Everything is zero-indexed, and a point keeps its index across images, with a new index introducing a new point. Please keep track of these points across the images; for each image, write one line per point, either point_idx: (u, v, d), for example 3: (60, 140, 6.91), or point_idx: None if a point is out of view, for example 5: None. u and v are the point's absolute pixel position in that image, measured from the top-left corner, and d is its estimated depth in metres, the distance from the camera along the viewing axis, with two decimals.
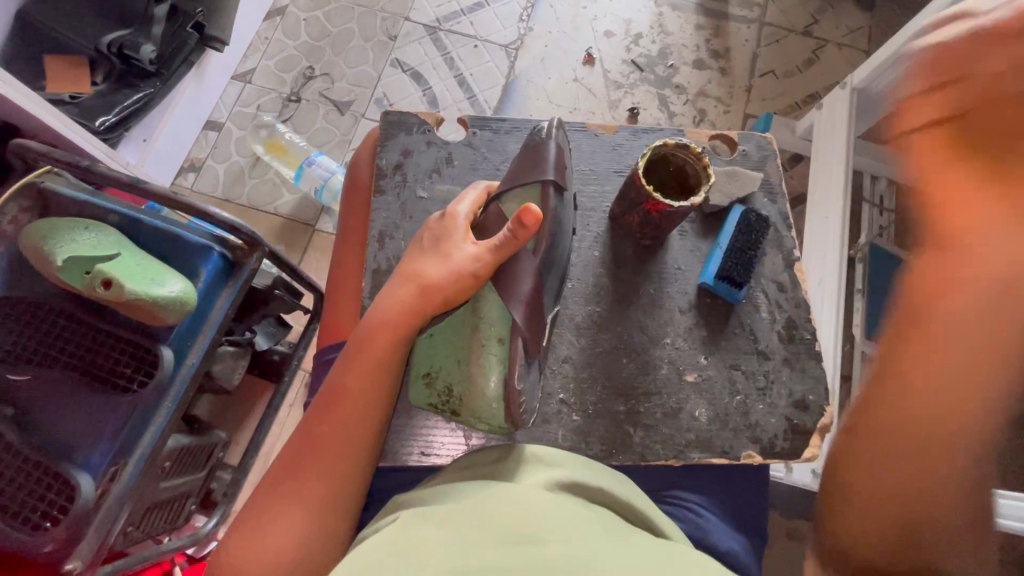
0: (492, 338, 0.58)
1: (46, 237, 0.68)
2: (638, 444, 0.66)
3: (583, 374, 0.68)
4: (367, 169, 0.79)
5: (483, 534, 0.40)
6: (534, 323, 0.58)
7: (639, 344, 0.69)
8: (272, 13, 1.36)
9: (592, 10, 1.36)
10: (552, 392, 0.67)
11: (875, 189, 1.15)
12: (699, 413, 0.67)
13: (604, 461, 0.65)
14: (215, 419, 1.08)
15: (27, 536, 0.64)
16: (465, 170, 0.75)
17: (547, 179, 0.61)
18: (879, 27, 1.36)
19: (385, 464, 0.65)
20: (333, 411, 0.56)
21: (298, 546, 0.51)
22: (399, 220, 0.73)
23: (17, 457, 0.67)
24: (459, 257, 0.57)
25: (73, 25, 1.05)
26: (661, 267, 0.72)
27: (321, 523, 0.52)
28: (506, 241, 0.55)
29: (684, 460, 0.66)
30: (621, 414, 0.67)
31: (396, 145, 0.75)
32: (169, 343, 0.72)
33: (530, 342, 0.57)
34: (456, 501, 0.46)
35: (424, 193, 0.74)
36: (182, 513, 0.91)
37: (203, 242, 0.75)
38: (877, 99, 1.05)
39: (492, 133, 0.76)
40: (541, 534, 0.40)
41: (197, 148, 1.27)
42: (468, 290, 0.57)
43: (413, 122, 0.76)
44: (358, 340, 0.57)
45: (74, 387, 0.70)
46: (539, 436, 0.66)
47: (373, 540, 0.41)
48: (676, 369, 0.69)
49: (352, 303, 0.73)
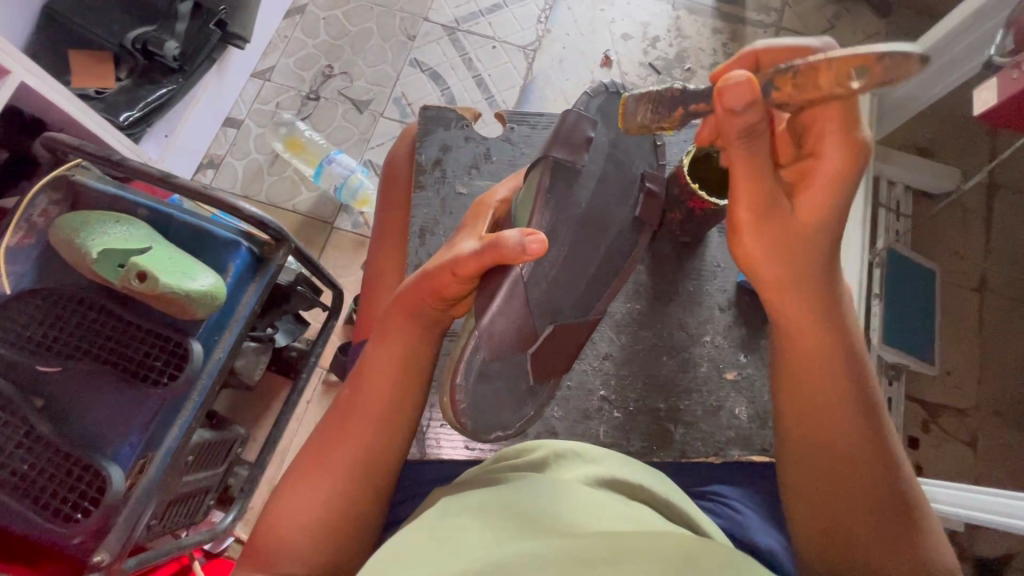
0: (464, 332, 0.51)
1: (78, 230, 0.69)
2: (678, 440, 0.66)
3: (624, 371, 0.69)
4: (405, 165, 0.80)
5: (528, 520, 0.41)
6: (502, 328, 0.49)
7: (679, 341, 0.70)
8: (291, 11, 1.37)
9: (610, 13, 1.37)
10: (592, 389, 0.68)
11: (891, 194, 1.13)
12: (739, 411, 0.68)
13: (645, 458, 0.65)
14: (233, 415, 1.08)
15: (59, 527, 0.64)
16: (503, 165, 0.77)
17: (546, 157, 0.53)
18: (896, 33, 1.35)
19: (424, 455, 0.66)
20: (364, 399, 0.54)
21: (323, 529, 0.50)
22: (438, 216, 0.74)
23: (47, 448, 0.67)
24: (458, 248, 0.51)
25: (100, 23, 1.04)
26: (700, 264, 0.73)
27: (346, 507, 0.51)
28: (485, 249, 0.46)
29: (724, 457, 0.66)
30: (661, 411, 0.67)
31: (435, 141, 0.77)
32: (198, 336, 0.73)
33: (491, 346, 0.50)
34: (496, 489, 0.46)
35: (463, 189, 0.75)
36: (202, 507, 0.91)
37: (231, 237, 0.76)
38: (898, 104, 1.04)
39: (531, 128, 0.79)
40: (579, 527, 0.40)
41: (217, 144, 1.28)
42: (454, 288, 0.50)
43: (451, 117, 0.78)
44: (386, 331, 0.55)
45: (104, 379, 0.70)
46: (580, 431, 0.67)
47: (418, 527, 0.42)
48: (716, 367, 0.69)
49: (388, 298, 0.72)
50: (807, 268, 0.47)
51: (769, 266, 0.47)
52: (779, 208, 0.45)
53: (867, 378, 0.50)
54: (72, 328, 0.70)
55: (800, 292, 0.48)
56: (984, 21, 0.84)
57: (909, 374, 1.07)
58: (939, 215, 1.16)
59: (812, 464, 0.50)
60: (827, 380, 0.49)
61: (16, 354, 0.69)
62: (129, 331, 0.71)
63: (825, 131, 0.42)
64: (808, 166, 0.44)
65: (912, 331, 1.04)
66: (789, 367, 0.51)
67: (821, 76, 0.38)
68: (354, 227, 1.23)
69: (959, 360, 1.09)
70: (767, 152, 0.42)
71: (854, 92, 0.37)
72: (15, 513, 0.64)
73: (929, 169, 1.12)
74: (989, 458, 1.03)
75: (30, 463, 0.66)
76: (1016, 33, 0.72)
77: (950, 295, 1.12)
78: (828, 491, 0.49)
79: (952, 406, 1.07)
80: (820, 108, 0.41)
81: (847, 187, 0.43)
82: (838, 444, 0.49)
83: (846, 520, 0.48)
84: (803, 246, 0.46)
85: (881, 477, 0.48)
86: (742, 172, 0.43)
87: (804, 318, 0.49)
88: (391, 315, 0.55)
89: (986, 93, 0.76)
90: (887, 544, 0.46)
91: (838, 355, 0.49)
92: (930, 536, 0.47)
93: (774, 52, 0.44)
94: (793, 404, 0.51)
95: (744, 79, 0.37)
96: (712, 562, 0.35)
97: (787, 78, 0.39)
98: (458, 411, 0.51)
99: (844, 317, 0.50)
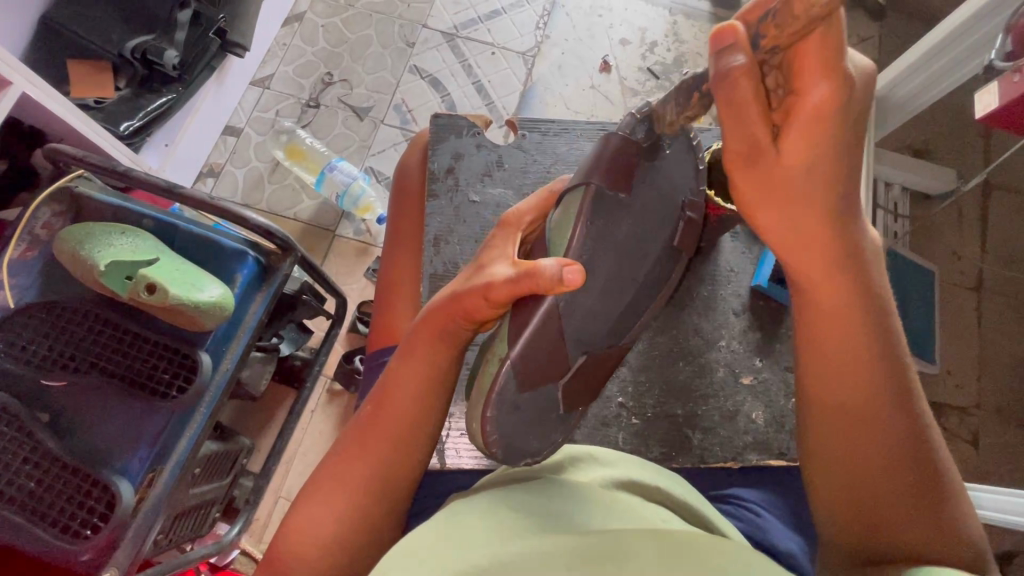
0: (494, 359, 0.50)
1: (83, 242, 0.68)
2: (697, 446, 0.66)
3: (642, 377, 0.69)
4: (416, 175, 0.80)
5: (548, 520, 0.40)
6: (535, 356, 0.49)
7: (695, 346, 0.71)
8: (290, 19, 1.37)
9: (607, 18, 1.38)
10: (611, 396, 0.69)
11: (889, 195, 1.15)
12: (756, 415, 0.68)
13: (664, 463, 0.65)
14: (238, 426, 1.07)
15: (67, 544, 0.63)
16: (515, 172, 0.78)
17: (590, 183, 0.50)
18: (890, 36, 1.36)
19: (444, 465, 0.64)
20: (383, 410, 0.53)
21: (337, 541, 0.50)
22: (454, 224, 0.74)
23: (54, 464, 0.66)
24: (491, 271, 0.51)
25: (99, 31, 1.03)
26: (714, 270, 0.74)
27: (360, 521, 0.51)
28: (523, 277, 0.46)
29: (742, 462, 0.65)
30: (680, 417, 0.68)
31: (448, 149, 0.78)
32: (206, 347, 0.72)
33: (523, 376, 0.49)
34: (513, 490, 0.46)
35: (476, 197, 0.76)
36: (208, 520, 0.90)
37: (238, 247, 0.75)
38: (895, 107, 1.05)
39: (542, 136, 0.79)
40: (589, 527, 0.39)
41: (216, 153, 1.27)
42: (485, 312, 0.50)
43: (463, 125, 0.79)
44: (406, 343, 0.55)
45: (111, 393, 0.69)
46: (600, 438, 0.67)
47: (436, 527, 0.42)
48: (732, 372, 0.70)
49: (404, 310, 0.72)
50: (822, 222, 0.43)
51: (778, 224, 0.44)
52: (765, 157, 0.40)
53: (893, 339, 0.48)
54: (78, 341, 0.70)
55: (820, 250, 0.45)
56: (983, 22, 0.85)
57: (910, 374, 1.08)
58: (936, 217, 1.17)
59: (841, 437, 0.48)
60: (854, 346, 0.47)
61: (22, 368, 0.68)
62: (136, 344, 0.71)
63: (806, 67, 0.36)
64: (791, 108, 0.38)
65: (912, 331, 1.05)
66: (812, 334, 0.48)
67: (797, 6, 0.33)
68: (356, 234, 1.22)
69: (958, 358, 1.10)
70: (749, 102, 0.38)
71: (835, 8, 0.32)
72: (23, 532, 0.63)
73: (927, 170, 1.13)
74: (989, 455, 1.04)
75: (36, 479, 0.65)
76: (1015, 37, 0.74)
77: (947, 294, 1.13)
78: (854, 459, 0.48)
79: (952, 404, 1.08)
80: (799, 46, 0.35)
81: (837, 120, 0.38)
82: (867, 413, 0.47)
83: (877, 491, 0.47)
84: (813, 199, 0.42)
85: (904, 436, 0.47)
86: (729, 126, 0.40)
87: (826, 278, 0.46)
88: (413, 328, 0.54)
89: (987, 97, 0.77)
90: (916, 516, 0.46)
91: (862, 319, 0.47)
92: (957, 501, 0.47)
93: (753, 7, 0.36)
94: (818, 373, 0.49)
95: (722, 29, 0.36)
96: (728, 563, 0.35)
97: (769, 22, 0.35)
98: (488, 442, 0.50)
99: (869, 275, 0.47)
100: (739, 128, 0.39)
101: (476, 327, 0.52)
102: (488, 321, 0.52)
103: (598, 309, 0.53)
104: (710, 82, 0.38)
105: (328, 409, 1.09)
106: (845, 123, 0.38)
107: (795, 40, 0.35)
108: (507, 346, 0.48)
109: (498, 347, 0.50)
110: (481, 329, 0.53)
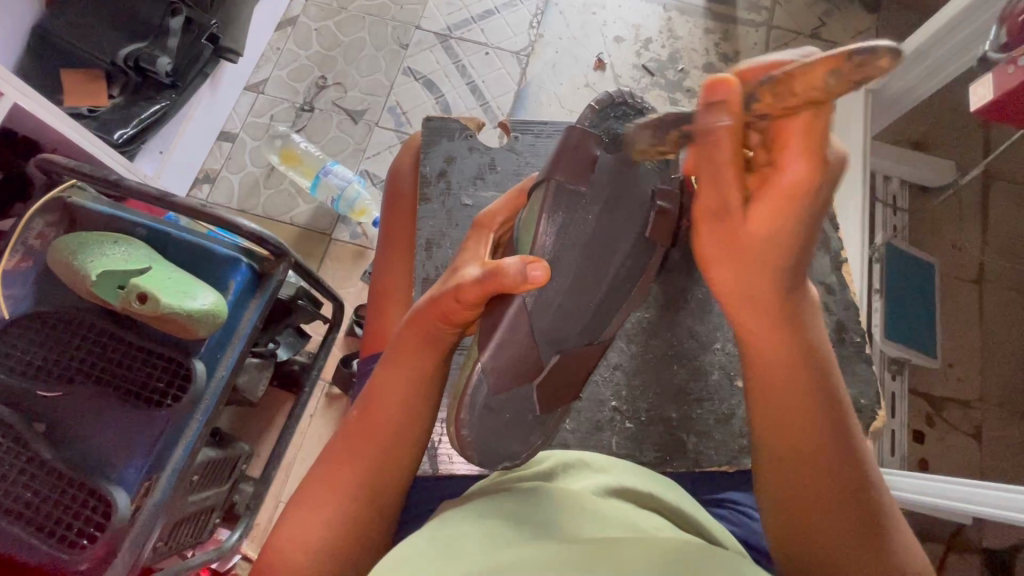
0: (469, 363, 0.51)
1: (76, 252, 0.68)
2: (692, 449, 0.66)
3: (636, 380, 0.69)
4: (409, 178, 0.80)
5: (537, 527, 0.40)
6: (507, 359, 0.50)
7: (690, 350, 0.70)
8: (282, 23, 1.37)
9: (601, 16, 1.37)
10: (604, 400, 0.69)
11: (887, 189, 1.14)
12: None
13: (658, 467, 0.65)
14: (237, 431, 1.08)
15: (64, 554, 0.63)
16: (507, 174, 0.78)
17: (546, 176, 0.50)
18: (887, 29, 1.34)
19: (437, 471, 0.64)
20: (370, 416, 0.53)
21: (322, 554, 0.50)
22: (445, 228, 0.74)
23: (50, 474, 0.66)
24: (462, 272, 0.51)
25: (92, 40, 1.03)
26: None
27: (347, 531, 0.50)
28: (488, 276, 0.46)
29: (737, 466, 0.65)
30: (674, 421, 0.68)
31: (440, 152, 0.78)
32: (199, 356, 0.72)
33: (496, 379, 0.50)
34: (504, 496, 0.46)
35: (468, 201, 0.76)
36: (207, 526, 0.90)
37: (230, 254, 0.75)
38: (891, 100, 1.05)
39: (534, 137, 0.79)
40: (577, 534, 0.39)
41: (212, 159, 1.27)
42: (461, 314, 0.50)
43: (455, 128, 0.78)
44: (391, 350, 0.54)
45: (106, 402, 0.69)
46: (593, 443, 0.67)
47: (424, 534, 0.42)
48: (727, 374, 0.69)
49: (397, 315, 0.72)
50: (767, 284, 0.43)
51: (728, 280, 0.44)
52: (728, 214, 0.40)
53: (836, 394, 0.48)
54: (73, 351, 0.70)
55: (763, 309, 0.44)
56: (977, 14, 0.85)
57: (911, 368, 1.07)
58: (936, 210, 1.16)
59: (793, 481, 0.47)
60: (801, 394, 0.47)
61: (16, 379, 0.68)
62: (130, 353, 0.71)
63: (789, 140, 0.35)
64: (767, 175, 0.38)
65: (914, 326, 1.04)
66: (758, 390, 0.48)
67: (797, 82, 0.31)
68: (352, 238, 1.22)
69: (960, 352, 1.09)
70: (725, 160, 0.37)
71: (829, 98, 0.31)
72: (20, 542, 0.63)
73: (927, 164, 1.12)
74: (994, 451, 1.03)
75: (33, 490, 0.65)
76: (1010, 28, 0.73)
77: (947, 288, 1.12)
78: (804, 499, 0.47)
79: (956, 399, 1.07)
80: (786, 119, 0.34)
81: (803, 201, 0.38)
82: (815, 468, 0.47)
83: (830, 546, 0.46)
84: (761, 262, 0.42)
85: (851, 479, 0.47)
86: (704, 181, 0.39)
87: (772, 328, 0.45)
88: (400, 335, 0.54)
89: (981, 89, 0.76)
90: (861, 557, 0.46)
91: (806, 365, 0.47)
92: (908, 552, 0.47)
93: (749, 67, 0.35)
94: (768, 429, 0.48)
95: (717, 82, 0.34)
96: (711, 565, 0.35)
97: (765, 88, 0.33)
98: (464, 444, 0.52)
99: (810, 328, 0.47)
100: (711, 177, 0.39)
101: (459, 330, 0.52)
102: (470, 323, 0.52)
103: (580, 308, 0.52)
104: (695, 131, 0.37)
105: (327, 414, 1.09)
106: (814, 200, 0.38)
107: (784, 114, 0.33)
108: (479, 349, 0.50)
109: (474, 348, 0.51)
110: (464, 332, 0.53)
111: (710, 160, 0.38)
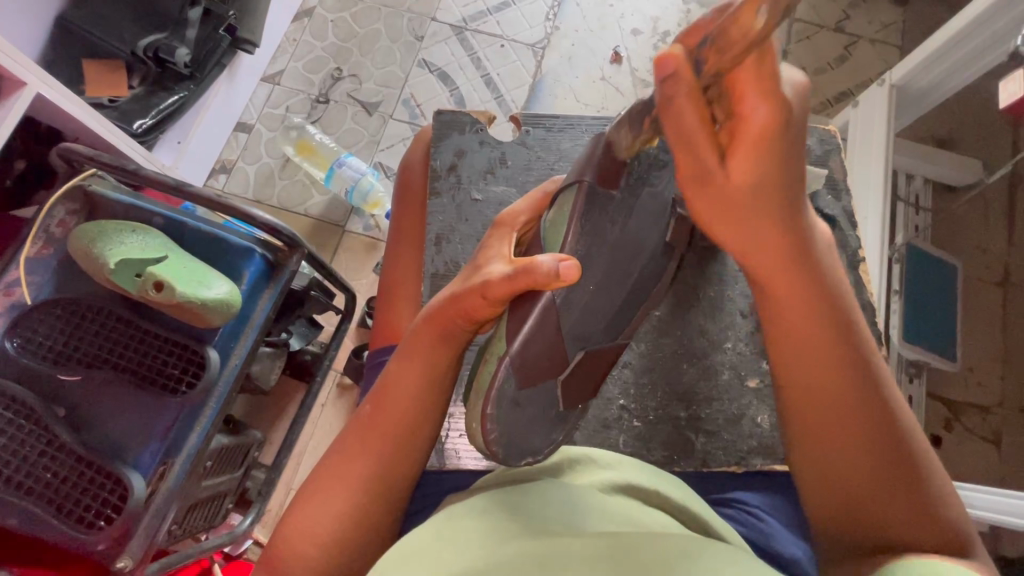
0: (491, 356, 0.51)
1: (94, 240, 0.70)
2: (699, 449, 0.66)
3: (644, 379, 0.69)
4: (419, 172, 0.79)
5: (540, 524, 0.40)
6: (533, 354, 0.49)
7: (700, 349, 0.70)
8: (299, 15, 1.37)
9: (618, 8, 1.35)
10: (612, 398, 0.68)
11: (910, 187, 1.11)
12: (762, 419, 0.67)
13: (666, 467, 0.65)
14: (250, 419, 1.09)
15: (82, 534, 0.65)
16: (519, 169, 0.77)
17: (583, 178, 0.49)
18: (914, 23, 1.31)
19: (444, 465, 0.64)
20: (381, 408, 0.53)
21: (331, 541, 0.50)
22: (456, 223, 0.74)
23: (70, 457, 0.68)
24: (487, 269, 0.50)
25: (113, 30, 1.05)
26: (721, 269, 0.72)
27: (355, 521, 0.51)
28: (518, 274, 0.46)
29: (746, 466, 0.64)
30: (683, 420, 0.67)
31: (451, 146, 0.77)
32: (214, 344, 0.74)
33: (522, 373, 0.49)
34: (507, 491, 0.46)
35: (479, 195, 0.76)
36: (221, 511, 0.92)
37: (246, 245, 0.76)
38: (919, 95, 1.01)
39: (546, 131, 0.78)
40: (583, 531, 0.39)
41: (229, 149, 1.28)
42: (483, 311, 0.49)
43: (466, 121, 0.78)
44: (406, 345, 0.55)
45: (124, 388, 0.71)
46: (599, 440, 0.67)
47: (426, 529, 0.42)
48: (738, 374, 0.69)
49: (408, 308, 0.72)
50: (766, 226, 0.43)
51: (731, 235, 0.45)
52: (711, 176, 0.41)
53: (860, 332, 0.49)
54: (92, 337, 0.72)
55: (777, 253, 0.45)
56: (1008, 9, 0.82)
57: (929, 372, 1.05)
58: (962, 210, 1.12)
59: (818, 426, 0.48)
60: (821, 339, 0.47)
61: (37, 363, 0.70)
62: (146, 340, 0.73)
63: (743, 90, 0.36)
64: (734, 130, 0.38)
65: (933, 328, 1.02)
66: (778, 336, 0.49)
67: (733, 32, 0.33)
68: (365, 230, 1.22)
69: (980, 356, 1.06)
70: (695, 127, 0.38)
71: (765, 33, 0.32)
72: (40, 522, 0.66)
73: (951, 160, 1.10)
74: None
75: (53, 471, 0.67)
76: None
77: (972, 291, 1.09)
78: (828, 444, 0.48)
79: (974, 404, 1.04)
80: (737, 71, 0.35)
81: (779, 139, 0.38)
82: (840, 411, 0.47)
83: (857, 480, 0.47)
84: (754, 211, 0.42)
85: (879, 424, 0.47)
86: (680, 152, 0.40)
87: (788, 274, 0.46)
88: (416, 331, 0.54)
89: (1011, 86, 0.75)
90: (897, 497, 0.46)
91: (824, 312, 0.47)
92: (942, 491, 0.47)
93: (691, 32, 0.36)
94: (791, 373, 0.49)
95: (664, 57, 0.35)
96: (717, 563, 0.35)
97: (708, 48, 0.35)
98: (488, 440, 0.50)
99: (825, 273, 0.47)
100: (687, 144, 0.39)
101: (476, 327, 0.52)
102: (488, 321, 0.52)
103: (595, 306, 0.52)
104: (657, 105, 0.38)
105: (338, 403, 1.10)
106: (787, 141, 0.38)
107: (732, 65, 0.34)
108: (505, 343, 0.49)
109: (497, 345, 0.51)
110: (482, 328, 0.53)
111: (683, 132, 0.38)
